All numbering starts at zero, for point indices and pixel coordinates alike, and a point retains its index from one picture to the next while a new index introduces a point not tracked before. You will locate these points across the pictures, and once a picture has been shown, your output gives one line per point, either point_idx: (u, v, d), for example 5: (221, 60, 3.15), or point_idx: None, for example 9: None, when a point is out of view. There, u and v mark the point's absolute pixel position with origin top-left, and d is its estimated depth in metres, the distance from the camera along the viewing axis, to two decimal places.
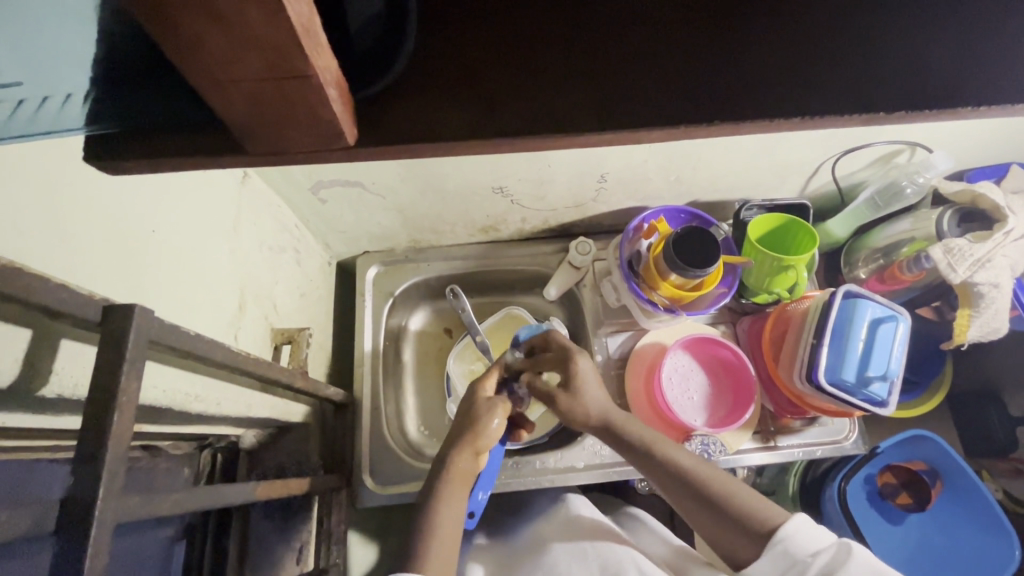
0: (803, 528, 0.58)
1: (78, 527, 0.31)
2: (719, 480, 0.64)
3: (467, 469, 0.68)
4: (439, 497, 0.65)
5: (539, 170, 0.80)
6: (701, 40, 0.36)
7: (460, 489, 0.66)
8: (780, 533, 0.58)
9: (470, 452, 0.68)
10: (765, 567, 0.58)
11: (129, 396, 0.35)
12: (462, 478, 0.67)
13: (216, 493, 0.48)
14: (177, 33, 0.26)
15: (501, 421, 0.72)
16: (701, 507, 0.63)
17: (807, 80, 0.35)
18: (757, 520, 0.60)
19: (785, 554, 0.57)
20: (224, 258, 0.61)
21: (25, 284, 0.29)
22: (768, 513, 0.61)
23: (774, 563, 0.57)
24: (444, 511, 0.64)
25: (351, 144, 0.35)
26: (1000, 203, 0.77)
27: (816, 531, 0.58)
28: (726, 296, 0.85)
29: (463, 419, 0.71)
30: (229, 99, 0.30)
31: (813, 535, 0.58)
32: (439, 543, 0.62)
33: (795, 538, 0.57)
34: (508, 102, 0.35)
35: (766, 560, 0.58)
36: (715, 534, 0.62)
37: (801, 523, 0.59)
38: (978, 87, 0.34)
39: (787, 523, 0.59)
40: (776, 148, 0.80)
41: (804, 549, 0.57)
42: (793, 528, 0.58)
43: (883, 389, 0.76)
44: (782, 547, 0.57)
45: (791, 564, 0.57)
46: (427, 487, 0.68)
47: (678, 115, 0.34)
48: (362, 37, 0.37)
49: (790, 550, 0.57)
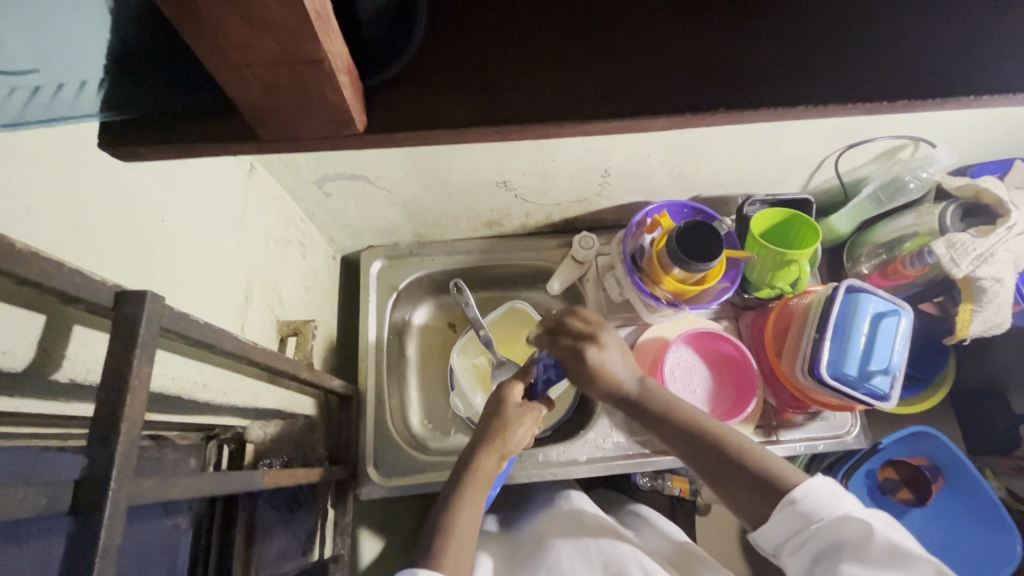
0: (817, 493, 0.57)
1: (93, 507, 0.31)
2: (734, 437, 0.64)
3: (492, 472, 0.69)
4: (462, 496, 0.67)
5: (543, 164, 0.81)
6: (710, 27, 0.36)
7: (485, 490, 0.68)
8: (790, 496, 0.57)
9: (496, 455, 0.70)
10: (773, 528, 0.58)
11: (141, 380, 0.35)
12: (487, 481, 0.68)
13: (225, 480, 0.49)
14: (192, 19, 0.26)
15: (527, 429, 0.73)
16: (716, 465, 0.63)
17: (813, 68, 0.35)
18: (771, 473, 0.60)
19: (794, 519, 0.56)
20: (231, 250, 0.62)
21: (42, 268, 0.30)
22: (785, 469, 0.60)
23: (782, 525, 0.57)
24: (468, 510, 0.65)
25: (361, 131, 0.35)
26: (1003, 197, 0.77)
27: (830, 495, 0.57)
28: (729, 290, 0.85)
29: (492, 420, 0.72)
30: (246, 85, 0.31)
31: (825, 500, 0.56)
32: (458, 541, 0.63)
33: (806, 502, 0.56)
34: (517, 91, 0.35)
35: (774, 521, 0.58)
36: (730, 493, 0.62)
37: (815, 487, 0.57)
38: (981, 75, 0.34)
39: (799, 486, 0.58)
40: (780, 143, 0.80)
41: (813, 514, 0.56)
42: (805, 494, 0.57)
43: (885, 383, 0.76)
44: (792, 510, 0.57)
45: (798, 528, 0.56)
46: (451, 481, 0.70)
47: (685, 103, 0.34)
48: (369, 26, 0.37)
49: (798, 513, 0.56)
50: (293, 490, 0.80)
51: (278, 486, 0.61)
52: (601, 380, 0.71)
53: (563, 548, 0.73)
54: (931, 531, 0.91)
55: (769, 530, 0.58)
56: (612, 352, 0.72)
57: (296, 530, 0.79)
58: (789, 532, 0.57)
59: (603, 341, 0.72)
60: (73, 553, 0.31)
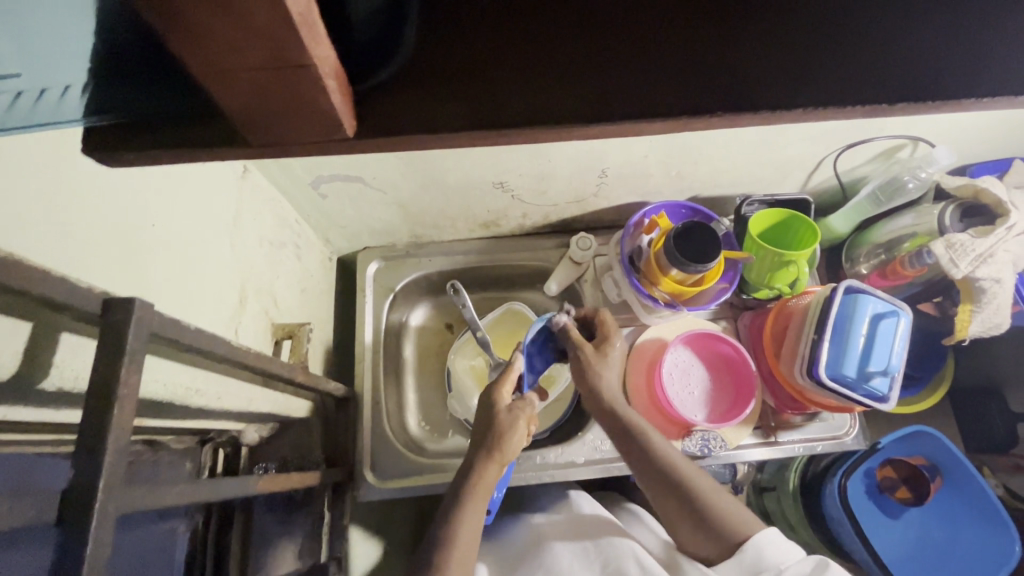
0: (777, 540, 0.62)
1: (79, 518, 0.31)
2: (702, 483, 0.69)
3: (493, 482, 0.69)
4: (462, 508, 0.66)
5: (540, 165, 0.80)
6: (705, 30, 0.36)
7: (485, 499, 0.68)
8: (752, 541, 0.62)
9: (496, 465, 0.69)
10: (733, 569, 0.61)
11: (129, 389, 0.35)
12: (486, 492, 0.68)
13: (219, 486, 0.48)
14: (176, 25, 0.26)
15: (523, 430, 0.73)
16: (680, 508, 0.68)
17: (811, 71, 0.34)
18: (733, 524, 0.65)
19: (758, 561, 0.61)
20: (224, 253, 0.61)
21: (27, 276, 0.29)
22: (744, 522, 0.65)
23: (742, 566, 0.61)
24: (468, 523, 0.65)
25: (351, 136, 0.35)
26: (1003, 198, 0.77)
27: (788, 544, 0.62)
28: (726, 292, 0.85)
29: (486, 431, 0.71)
30: (232, 88, 0.30)
31: (785, 547, 0.62)
32: (460, 551, 0.64)
33: (769, 545, 0.62)
34: (512, 95, 0.35)
35: (734, 563, 0.62)
36: (685, 532, 0.67)
37: (773, 534, 0.63)
38: (980, 78, 0.34)
39: (761, 533, 0.63)
40: (778, 143, 0.80)
41: (776, 557, 0.61)
42: (767, 539, 0.62)
43: (883, 384, 0.76)
44: (756, 551, 0.61)
45: (761, 569, 0.60)
46: (450, 493, 0.69)
47: (680, 107, 0.34)
48: (359, 27, 0.36)
49: (761, 556, 0.61)
50: (289, 494, 0.79)
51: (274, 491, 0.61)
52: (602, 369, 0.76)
53: (560, 550, 0.74)
54: (931, 532, 0.90)
55: (726, 572, 0.62)
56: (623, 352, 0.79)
57: (293, 533, 0.79)
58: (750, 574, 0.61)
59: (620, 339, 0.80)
60: (61, 563, 0.30)
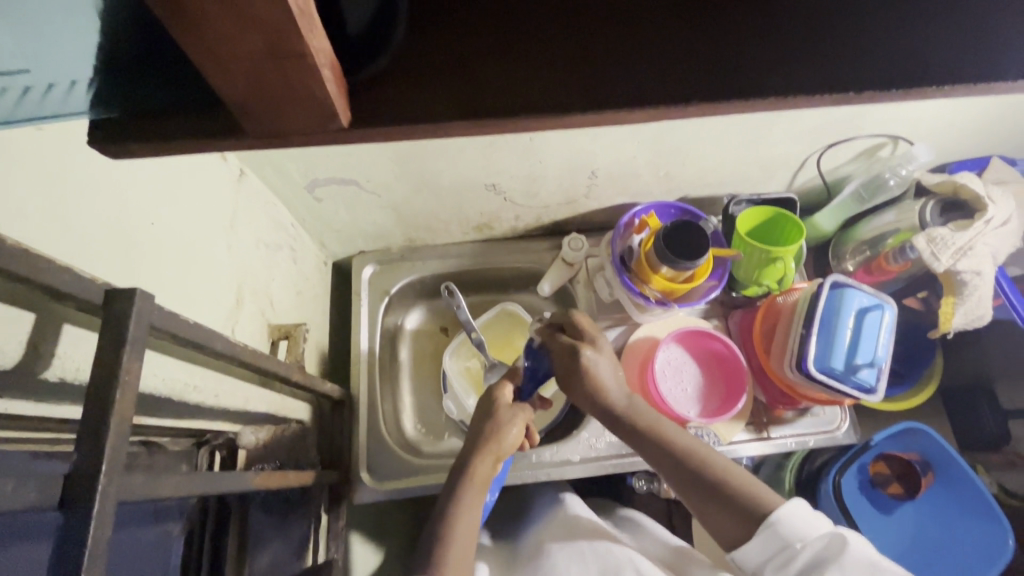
0: (797, 515, 0.61)
1: (84, 499, 0.32)
2: (721, 463, 0.67)
3: (488, 475, 0.70)
4: (458, 503, 0.67)
5: (532, 167, 0.82)
6: (682, 25, 0.38)
7: (480, 495, 0.68)
8: (772, 517, 0.61)
9: (491, 458, 0.70)
10: (755, 549, 0.61)
11: (132, 375, 0.36)
12: (483, 485, 0.69)
13: (217, 480, 0.49)
14: (184, 15, 0.27)
15: (520, 429, 0.74)
16: (701, 491, 0.66)
17: (779, 63, 0.36)
18: (757, 500, 0.63)
19: (776, 537, 0.60)
20: (221, 253, 0.63)
21: (33, 264, 0.30)
22: (766, 495, 0.64)
23: (763, 544, 0.61)
24: (467, 516, 0.66)
25: (345, 126, 0.36)
26: (981, 192, 0.79)
27: (812, 519, 0.61)
28: (716, 289, 0.87)
29: (484, 423, 0.73)
30: (233, 80, 0.31)
31: (806, 522, 0.60)
32: (455, 548, 0.64)
33: (790, 521, 0.61)
34: (496, 85, 0.36)
35: (756, 542, 0.61)
36: (711, 515, 0.66)
37: (795, 509, 0.62)
38: (938, 68, 0.36)
39: (780, 508, 0.62)
40: (763, 142, 0.82)
41: (795, 534, 0.60)
42: (786, 513, 0.61)
43: (871, 376, 0.78)
44: (775, 527, 0.61)
45: (780, 547, 0.60)
46: (447, 487, 0.70)
47: (659, 96, 0.35)
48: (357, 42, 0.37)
49: (779, 533, 0.60)
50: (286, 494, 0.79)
51: (271, 488, 0.61)
52: (591, 384, 0.72)
53: (559, 556, 0.73)
54: (925, 526, 0.91)
55: (750, 553, 0.62)
56: (607, 359, 0.73)
57: (289, 534, 0.77)
58: (770, 553, 0.61)
59: (597, 345, 0.74)
60: (62, 544, 0.31)
